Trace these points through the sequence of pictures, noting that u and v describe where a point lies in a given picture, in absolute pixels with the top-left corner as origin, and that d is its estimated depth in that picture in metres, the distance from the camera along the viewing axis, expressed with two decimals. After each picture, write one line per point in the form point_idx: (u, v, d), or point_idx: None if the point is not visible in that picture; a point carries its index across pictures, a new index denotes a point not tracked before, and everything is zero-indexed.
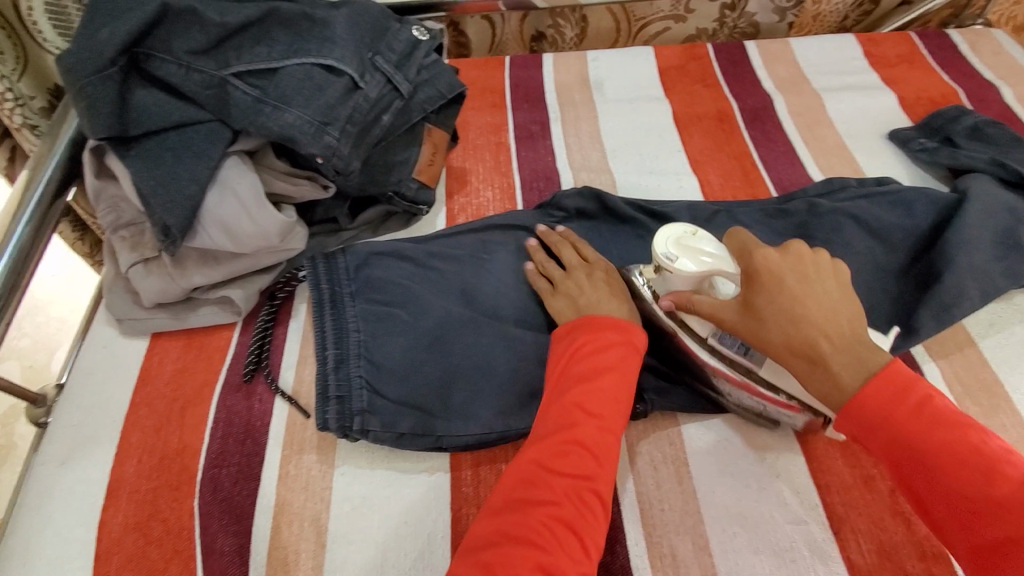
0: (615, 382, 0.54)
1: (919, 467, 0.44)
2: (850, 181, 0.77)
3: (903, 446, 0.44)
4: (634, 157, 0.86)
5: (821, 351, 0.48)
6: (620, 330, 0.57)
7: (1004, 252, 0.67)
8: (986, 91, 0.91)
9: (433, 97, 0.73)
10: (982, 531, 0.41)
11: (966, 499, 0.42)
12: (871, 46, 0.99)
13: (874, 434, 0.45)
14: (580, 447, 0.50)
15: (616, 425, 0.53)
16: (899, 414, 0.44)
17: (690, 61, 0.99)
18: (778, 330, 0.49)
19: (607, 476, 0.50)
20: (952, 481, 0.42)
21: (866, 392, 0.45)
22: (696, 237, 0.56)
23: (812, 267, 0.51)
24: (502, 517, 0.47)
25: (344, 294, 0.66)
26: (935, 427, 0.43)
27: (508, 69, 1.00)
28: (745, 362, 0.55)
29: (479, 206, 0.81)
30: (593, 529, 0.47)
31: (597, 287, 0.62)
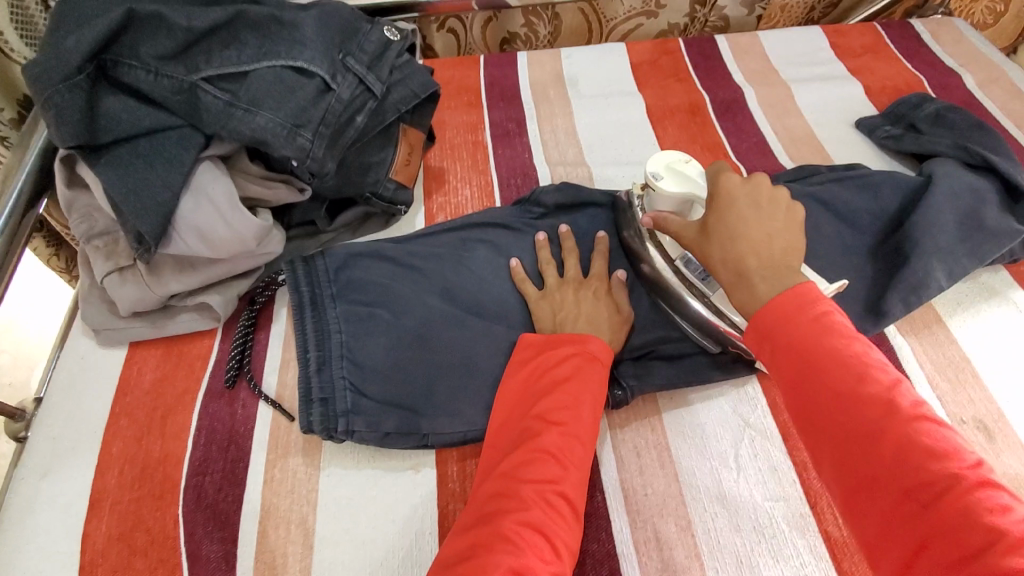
0: (573, 390, 0.56)
1: (806, 367, 0.44)
2: (820, 168, 0.78)
3: (797, 348, 0.45)
4: (610, 151, 0.87)
5: (745, 266, 0.51)
6: (577, 343, 0.60)
7: (968, 233, 0.69)
8: (947, 78, 0.94)
9: (407, 97, 0.73)
10: (847, 430, 0.42)
11: (840, 399, 0.42)
12: (837, 37, 1.01)
13: (776, 340, 0.46)
14: (543, 455, 0.52)
15: (581, 431, 0.54)
16: (802, 324, 0.45)
17: (662, 55, 1.01)
18: (718, 246, 0.53)
19: (572, 480, 0.51)
20: (832, 382, 0.43)
21: (779, 301, 0.47)
22: (687, 165, 0.62)
23: (772, 198, 0.54)
24: (473, 529, 0.48)
25: (325, 296, 0.66)
26: (834, 338, 0.44)
27: (483, 68, 1.00)
28: (700, 286, 0.62)
29: (458, 204, 0.82)
30: (562, 531, 0.48)
31: (580, 301, 0.65)
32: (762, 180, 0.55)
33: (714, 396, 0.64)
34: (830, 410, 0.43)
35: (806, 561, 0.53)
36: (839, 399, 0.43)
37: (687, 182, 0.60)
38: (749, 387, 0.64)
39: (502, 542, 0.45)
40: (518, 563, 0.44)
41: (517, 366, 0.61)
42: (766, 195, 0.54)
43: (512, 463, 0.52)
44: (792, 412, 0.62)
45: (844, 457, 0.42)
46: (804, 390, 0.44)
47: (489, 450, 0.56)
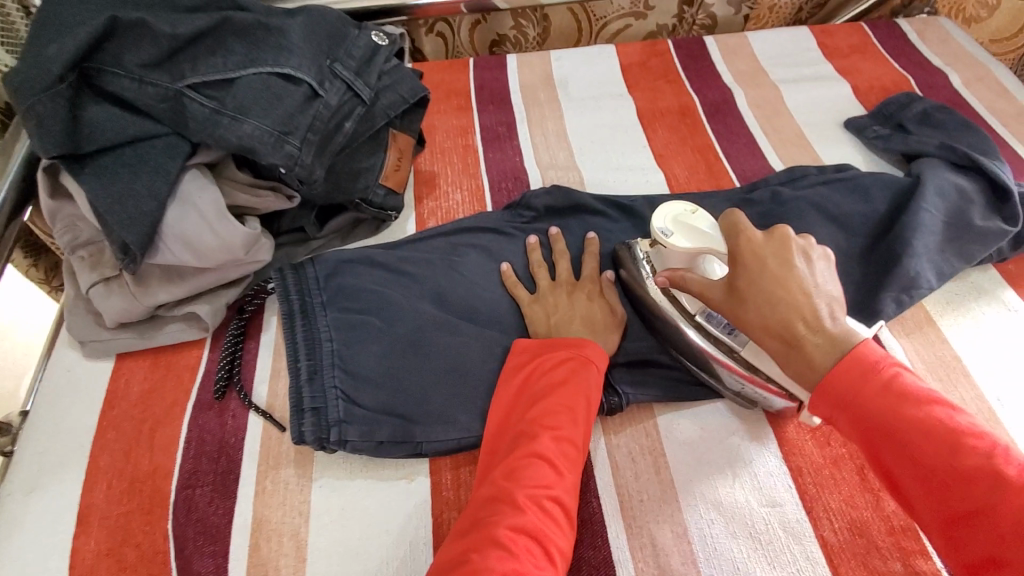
0: (570, 395, 0.56)
1: (890, 441, 0.43)
2: (810, 169, 0.79)
3: (874, 422, 0.44)
4: (601, 154, 0.87)
5: (796, 333, 0.49)
6: (574, 347, 0.60)
7: (956, 232, 0.69)
8: (934, 78, 0.94)
9: (396, 102, 0.73)
10: (952, 504, 0.41)
11: (936, 473, 0.41)
12: (825, 37, 1.02)
13: (847, 410, 0.46)
14: (539, 459, 0.51)
15: (576, 436, 0.54)
16: (872, 391, 0.44)
17: (651, 57, 1.01)
18: (756, 311, 0.51)
19: (566, 486, 0.51)
20: (923, 455, 0.42)
21: (842, 368, 0.46)
22: (694, 215, 0.60)
23: (798, 251, 0.53)
24: (468, 535, 0.47)
25: (316, 305, 0.65)
26: (909, 405, 0.43)
27: (472, 71, 1.00)
28: (728, 342, 0.58)
29: (448, 209, 0.81)
30: (556, 536, 0.47)
31: (574, 305, 0.65)
32: (787, 233, 0.53)
33: (708, 400, 0.64)
34: (921, 480, 0.42)
35: (801, 565, 0.53)
36: (926, 468, 0.42)
37: (699, 236, 0.59)
38: None
39: (497, 548, 0.45)
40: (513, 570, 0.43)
41: (513, 370, 0.61)
42: (792, 249, 0.52)
43: (507, 467, 0.51)
44: (786, 415, 0.62)
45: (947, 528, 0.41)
46: (886, 459, 0.44)
47: (485, 456, 0.56)
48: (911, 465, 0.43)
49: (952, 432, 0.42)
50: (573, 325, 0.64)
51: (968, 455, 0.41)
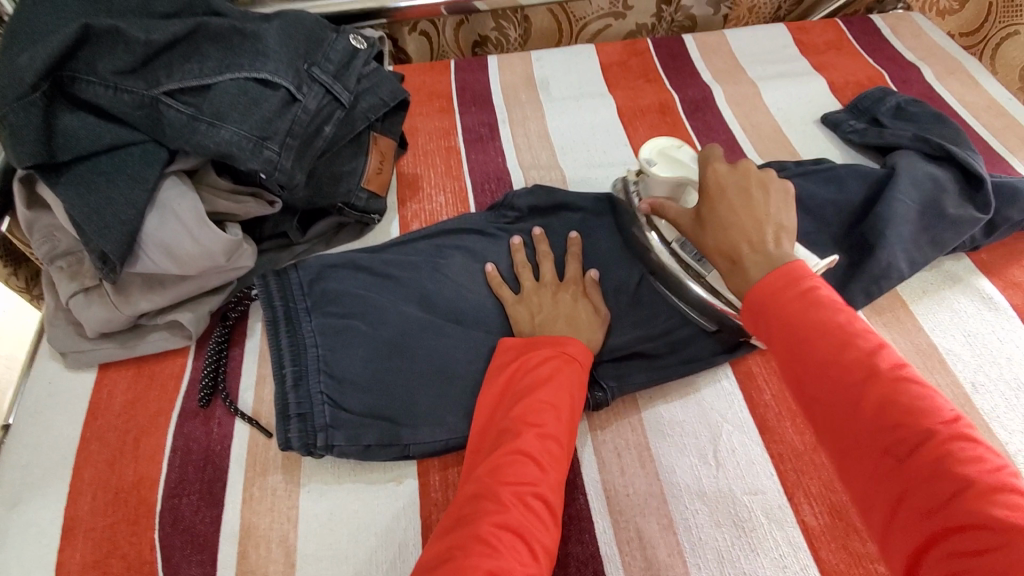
0: (553, 392, 0.56)
1: (803, 344, 0.43)
2: (788, 164, 0.80)
3: (789, 325, 0.44)
4: (583, 153, 0.87)
5: (740, 253, 0.51)
6: (558, 345, 0.60)
7: (931, 223, 0.71)
8: (907, 72, 0.96)
9: (376, 106, 0.73)
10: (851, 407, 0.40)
11: (842, 375, 0.41)
12: (801, 34, 1.03)
13: (765, 315, 0.46)
14: (523, 456, 0.51)
15: (560, 433, 0.54)
16: (791, 297, 0.45)
17: (631, 56, 1.02)
18: (713, 234, 0.55)
19: (550, 483, 0.51)
20: (832, 357, 0.42)
21: (771, 279, 0.47)
22: (678, 150, 0.67)
23: (759, 181, 0.56)
24: (452, 533, 0.47)
25: (300, 310, 0.65)
26: (823, 309, 0.43)
27: (454, 72, 1.00)
28: (696, 267, 0.64)
29: (432, 211, 0.81)
30: (540, 533, 0.48)
31: (558, 305, 0.66)
32: (747, 164, 0.57)
33: (692, 393, 0.65)
34: (818, 381, 0.42)
35: (784, 553, 0.54)
36: (824, 366, 0.42)
37: (680, 167, 0.65)
38: (724, 383, 0.65)
39: (481, 545, 0.45)
40: (497, 567, 0.44)
41: (497, 369, 0.61)
42: (753, 179, 0.56)
43: (491, 463, 0.52)
44: (768, 406, 0.63)
45: (833, 428, 0.41)
46: (788, 361, 0.44)
47: (470, 455, 0.56)
48: (818, 369, 0.42)
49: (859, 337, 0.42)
50: (558, 321, 0.64)
51: (868, 357, 0.41)
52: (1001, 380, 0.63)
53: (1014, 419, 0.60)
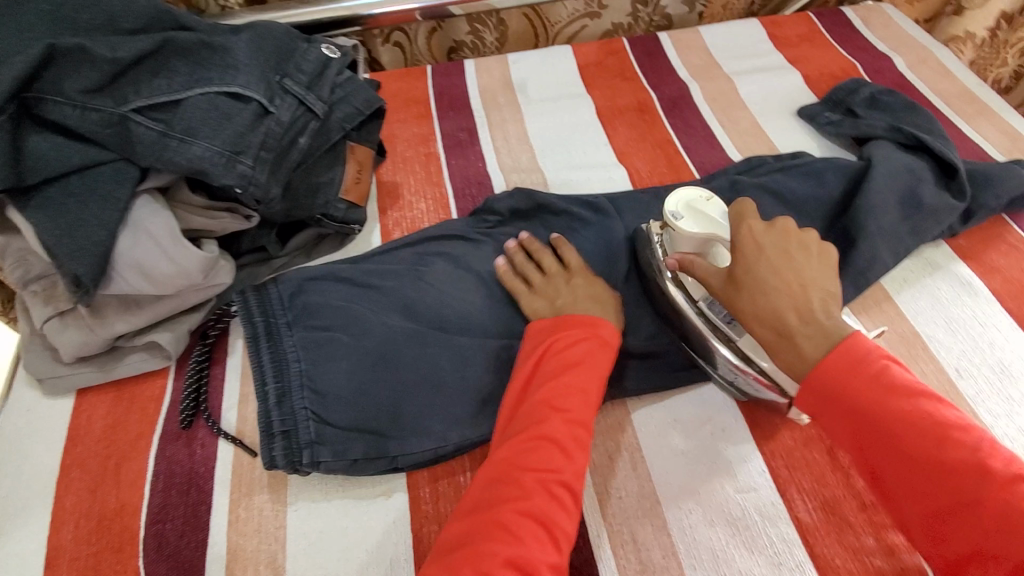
0: (581, 376, 0.56)
1: (883, 435, 0.46)
2: (766, 158, 0.81)
3: (865, 415, 0.46)
4: (563, 155, 0.87)
5: (789, 326, 0.51)
6: (587, 327, 0.59)
7: (909, 212, 0.71)
8: (879, 63, 0.97)
9: (351, 114, 0.71)
10: (939, 498, 0.44)
11: (929, 467, 0.44)
12: (775, 28, 1.04)
13: (837, 399, 0.48)
14: (548, 441, 0.51)
15: (586, 418, 0.54)
16: (867, 381, 0.47)
17: (607, 56, 1.02)
18: (750, 299, 0.54)
19: (575, 468, 0.51)
20: (914, 449, 0.45)
21: (837, 357, 0.48)
22: (708, 204, 0.63)
23: (799, 243, 0.55)
24: (475, 518, 0.48)
25: (281, 325, 0.64)
26: (900, 398, 0.46)
27: (431, 78, 1.00)
28: (726, 331, 0.59)
29: (413, 219, 0.80)
30: (562, 520, 0.48)
31: (576, 290, 0.64)
32: (785, 223, 0.56)
33: (681, 392, 0.65)
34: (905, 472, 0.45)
35: (779, 550, 0.53)
36: (908, 457, 0.45)
37: (709, 223, 0.61)
38: (714, 381, 0.65)
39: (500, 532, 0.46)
40: (520, 555, 0.45)
41: (526, 352, 0.60)
42: (792, 241, 0.55)
43: (515, 446, 0.52)
44: (756, 402, 0.63)
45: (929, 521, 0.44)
46: (872, 449, 0.47)
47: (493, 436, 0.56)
48: (900, 459, 0.45)
49: (940, 427, 0.45)
50: (577, 301, 0.63)
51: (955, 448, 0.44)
52: (983, 365, 0.64)
53: (998, 404, 0.61)
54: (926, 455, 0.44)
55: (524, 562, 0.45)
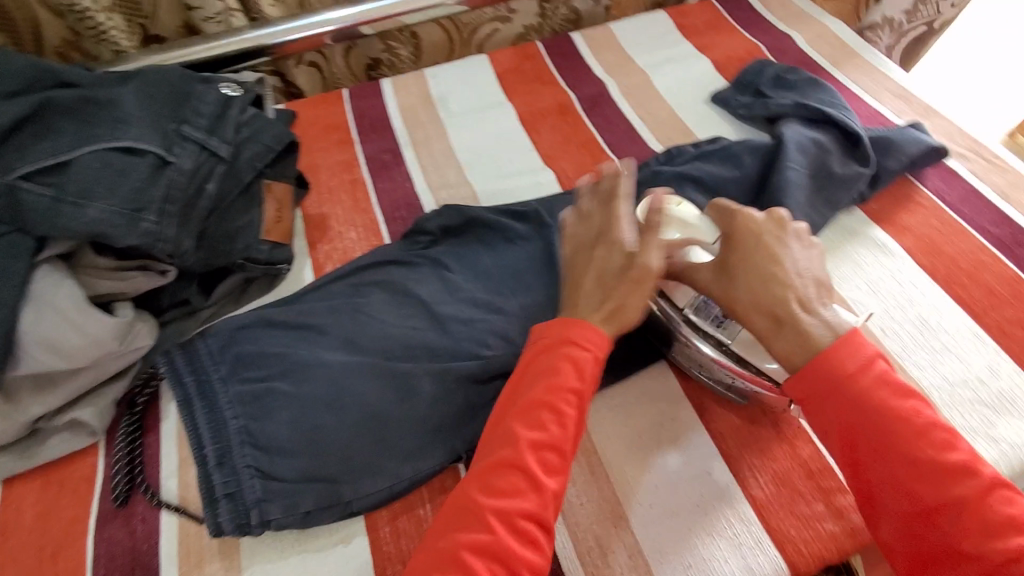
0: (552, 390, 0.50)
1: (878, 429, 0.46)
2: (686, 147, 0.83)
3: (862, 407, 0.47)
4: (491, 166, 0.87)
5: (793, 315, 0.51)
6: (565, 334, 0.52)
7: (821, 186, 0.75)
8: (781, 42, 1.01)
9: (262, 153, 0.69)
10: (925, 496, 0.44)
11: (919, 465, 0.45)
12: (681, 18, 1.07)
13: (829, 393, 0.48)
14: (513, 468, 0.47)
15: (558, 440, 0.48)
16: (863, 382, 0.47)
17: (524, 61, 1.02)
18: (747, 287, 0.54)
19: (544, 501, 0.47)
20: (908, 447, 0.45)
21: (824, 351, 0.49)
22: (682, 209, 0.61)
23: (795, 235, 0.56)
24: (429, 551, 0.45)
25: (214, 381, 0.62)
26: (898, 396, 0.47)
27: (348, 102, 0.97)
28: (718, 335, 0.59)
29: (345, 249, 0.78)
30: (528, 558, 0.45)
31: (595, 266, 0.56)
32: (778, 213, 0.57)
33: (633, 387, 0.65)
34: (891, 473, 0.45)
35: (737, 530, 0.55)
36: (902, 454, 0.45)
37: (688, 227, 0.59)
38: (663, 371, 0.66)
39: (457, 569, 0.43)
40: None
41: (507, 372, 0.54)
42: (788, 232, 0.56)
43: (481, 471, 0.48)
44: (702, 386, 0.64)
45: (911, 527, 0.45)
46: (863, 442, 0.47)
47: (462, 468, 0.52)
48: (893, 457, 0.46)
49: (935, 430, 0.46)
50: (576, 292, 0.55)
51: (947, 453, 0.45)
52: (906, 323, 0.67)
53: (922, 358, 0.64)
54: (918, 457, 0.45)
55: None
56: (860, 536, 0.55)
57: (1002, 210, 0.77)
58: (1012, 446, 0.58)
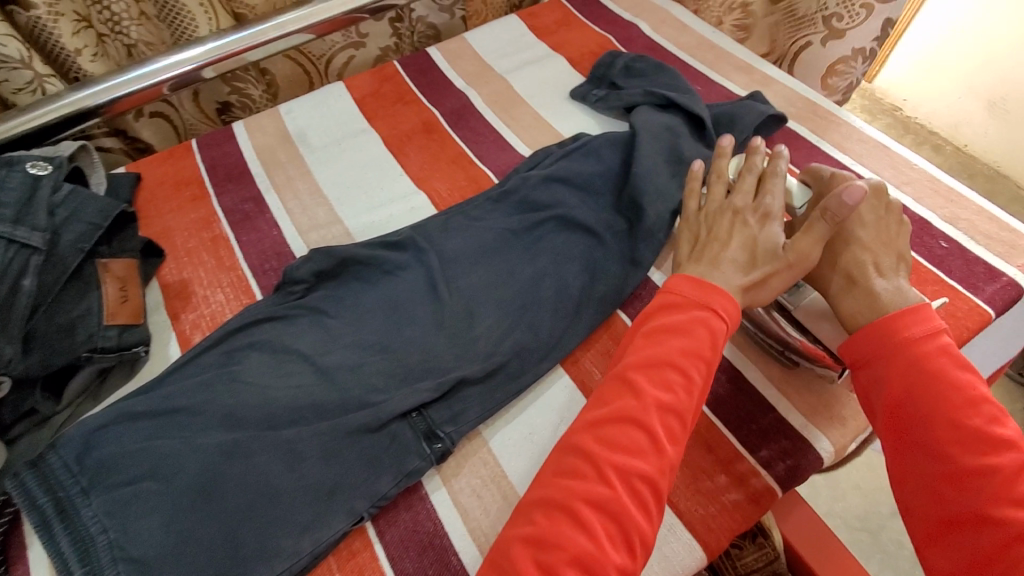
0: (683, 354, 0.53)
1: (930, 390, 0.49)
2: (552, 148, 0.83)
3: (915, 367, 0.51)
4: (361, 198, 0.83)
5: (866, 276, 0.57)
6: (704, 294, 0.56)
7: (678, 167, 0.77)
8: (628, 31, 1.05)
9: (87, 232, 0.65)
10: (961, 459, 0.46)
11: (962, 430, 0.47)
12: (532, 20, 1.08)
13: (882, 354, 0.53)
14: (635, 425, 0.50)
15: (684, 405, 0.52)
16: (922, 348, 0.51)
17: (383, 83, 0.99)
18: (833, 256, 0.60)
19: (663, 466, 0.49)
20: (956, 413, 0.48)
21: (890, 314, 0.53)
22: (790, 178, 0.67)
23: (892, 206, 0.62)
24: (536, 503, 0.50)
25: (74, 497, 0.55)
26: (959, 369, 0.50)
27: (197, 152, 0.90)
28: (782, 300, 0.63)
29: (213, 314, 0.72)
30: (641, 522, 0.47)
31: (727, 223, 0.61)
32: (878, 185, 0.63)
33: (532, 403, 0.65)
34: (930, 435, 0.48)
35: None
36: (946, 416, 0.48)
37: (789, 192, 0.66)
38: (559, 381, 0.67)
39: (567, 519, 0.47)
40: (587, 552, 0.45)
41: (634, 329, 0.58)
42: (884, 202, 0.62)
43: (604, 427, 0.51)
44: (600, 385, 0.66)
45: (935, 488, 0.47)
46: (911, 398, 0.50)
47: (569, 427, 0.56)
48: (939, 418, 0.48)
49: (988, 408, 0.48)
50: (726, 249, 0.59)
51: (993, 426, 0.47)
52: None
53: None
54: (964, 424, 0.47)
55: (592, 561, 0.45)
56: (762, 500, 0.57)
57: (840, 161, 0.83)
58: None
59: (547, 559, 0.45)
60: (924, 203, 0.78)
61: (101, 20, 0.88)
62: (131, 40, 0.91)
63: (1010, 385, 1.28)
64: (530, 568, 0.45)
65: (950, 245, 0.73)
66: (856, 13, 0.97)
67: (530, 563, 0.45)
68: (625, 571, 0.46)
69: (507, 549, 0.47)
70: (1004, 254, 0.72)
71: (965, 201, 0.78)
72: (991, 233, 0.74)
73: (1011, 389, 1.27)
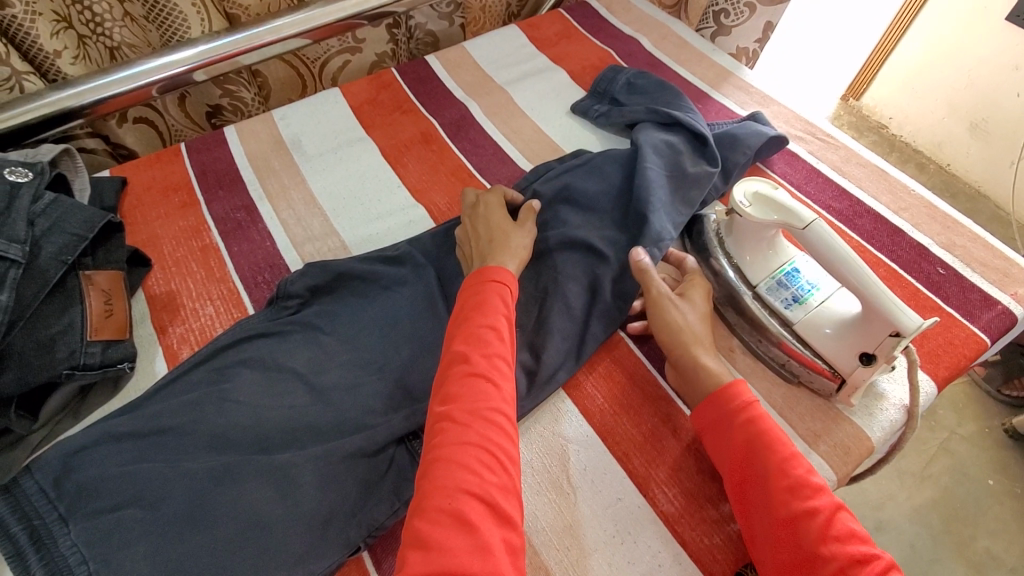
0: (490, 314, 0.58)
1: (763, 447, 0.52)
2: (552, 162, 0.83)
3: (750, 431, 0.54)
4: (357, 209, 0.81)
5: (701, 351, 0.61)
6: (487, 272, 0.62)
7: (679, 184, 0.77)
8: (629, 46, 1.04)
9: (70, 243, 0.63)
10: (794, 506, 0.49)
11: (789, 480, 0.50)
12: (533, 31, 1.07)
13: (724, 418, 0.56)
14: (474, 377, 0.52)
15: (504, 351, 0.56)
16: (752, 411, 0.55)
17: (381, 90, 0.97)
18: (683, 330, 0.62)
19: (505, 396, 0.53)
20: (783, 465, 0.51)
21: (725, 383, 0.57)
22: (775, 190, 0.62)
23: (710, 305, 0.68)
24: (427, 466, 0.48)
25: (49, 525, 0.52)
26: (780, 429, 0.54)
27: (186, 157, 0.87)
28: (783, 314, 0.65)
29: (202, 327, 0.69)
30: (505, 443, 0.50)
31: (479, 228, 0.69)
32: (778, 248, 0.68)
33: (532, 427, 0.64)
34: (767, 489, 0.51)
35: (655, 551, 0.55)
36: (778, 469, 0.51)
37: (772, 211, 0.61)
38: (559, 404, 0.65)
39: (443, 464, 0.47)
40: (472, 483, 0.46)
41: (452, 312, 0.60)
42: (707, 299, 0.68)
43: (444, 392, 0.52)
44: (601, 409, 0.64)
45: (780, 537, 0.48)
46: (750, 457, 0.53)
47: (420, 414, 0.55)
48: (772, 471, 0.51)
49: (803, 460, 0.52)
50: (483, 247, 0.67)
51: (810, 475, 0.51)
52: None
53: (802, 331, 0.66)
54: (791, 476, 0.50)
55: (478, 491, 0.46)
56: None
57: (840, 184, 0.84)
58: (886, 420, 0.63)
59: (444, 505, 0.45)
60: (922, 228, 0.78)
61: (82, 21, 0.85)
62: (114, 42, 0.88)
63: (990, 403, 1.30)
64: (442, 517, 0.44)
65: (948, 272, 0.74)
66: (740, 12, 1.04)
67: (439, 514, 0.45)
68: (506, 488, 0.47)
69: (422, 508, 0.46)
70: (999, 282, 0.73)
71: (962, 228, 0.79)
72: (986, 261, 0.75)
73: (990, 406, 1.30)
